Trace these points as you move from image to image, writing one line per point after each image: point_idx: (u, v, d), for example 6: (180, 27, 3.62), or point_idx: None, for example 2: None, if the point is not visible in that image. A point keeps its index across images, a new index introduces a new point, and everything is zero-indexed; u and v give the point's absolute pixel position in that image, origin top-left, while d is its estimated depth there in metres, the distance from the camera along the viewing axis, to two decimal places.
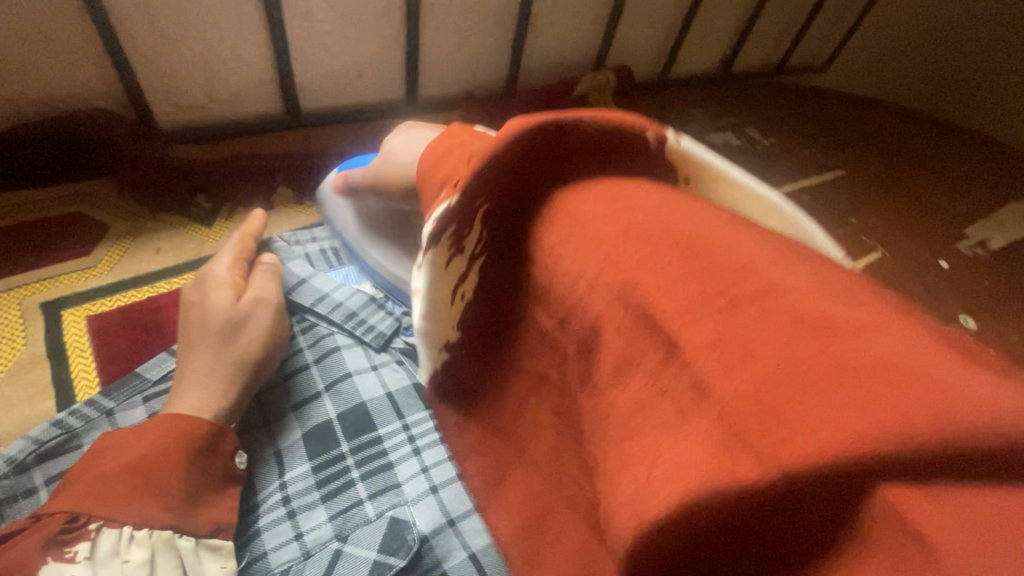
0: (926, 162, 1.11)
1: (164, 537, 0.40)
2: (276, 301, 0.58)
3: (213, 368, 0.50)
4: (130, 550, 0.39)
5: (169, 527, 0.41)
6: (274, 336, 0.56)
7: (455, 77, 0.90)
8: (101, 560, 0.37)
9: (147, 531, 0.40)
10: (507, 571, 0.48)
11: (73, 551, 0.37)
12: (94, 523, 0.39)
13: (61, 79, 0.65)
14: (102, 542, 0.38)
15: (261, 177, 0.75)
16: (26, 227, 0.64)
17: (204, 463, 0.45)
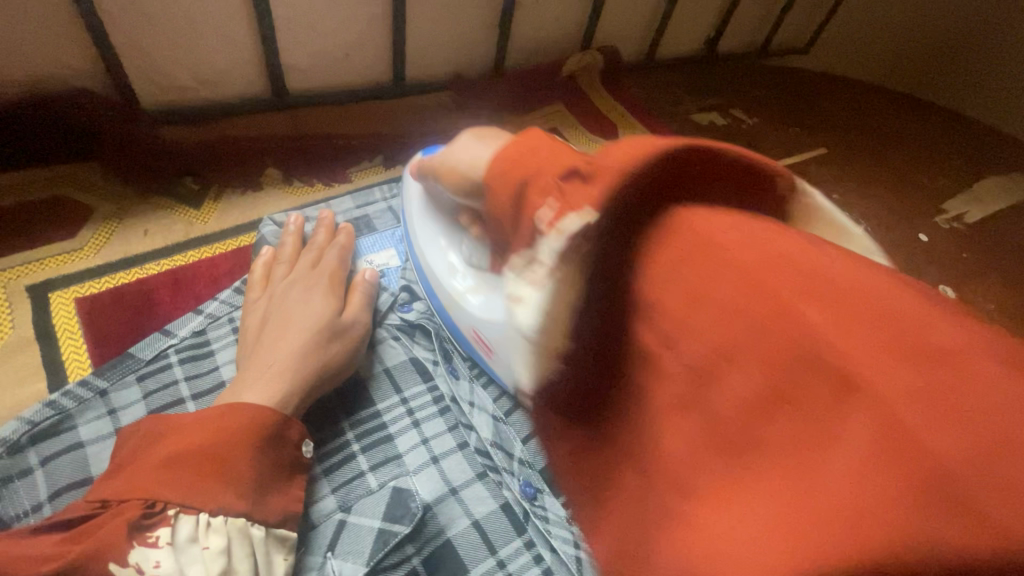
0: (910, 144, 1.15)
1: (238, 524, 0.40)
2: (364, 322, 0.57)
3: (298, 372, 0.49)
4: (208, 537, 0.39)
5: (242, 515, 0.40)
6: (356, 355, 0.55)
7: (442, 59, 0.90)
8: (182, 546, 0.38)
9: (224, 519, 0.40)
10: (509, 536, 0.50)
11: (155, 536, 0.38)
12: (171, 510, 0.38)
13: (40, 59, 0.63)
14: (181, 528, 0.38)
15: (251, 159, 0.75)
16: (10, 211, 0.63)
17: (274, 453, 0.44)
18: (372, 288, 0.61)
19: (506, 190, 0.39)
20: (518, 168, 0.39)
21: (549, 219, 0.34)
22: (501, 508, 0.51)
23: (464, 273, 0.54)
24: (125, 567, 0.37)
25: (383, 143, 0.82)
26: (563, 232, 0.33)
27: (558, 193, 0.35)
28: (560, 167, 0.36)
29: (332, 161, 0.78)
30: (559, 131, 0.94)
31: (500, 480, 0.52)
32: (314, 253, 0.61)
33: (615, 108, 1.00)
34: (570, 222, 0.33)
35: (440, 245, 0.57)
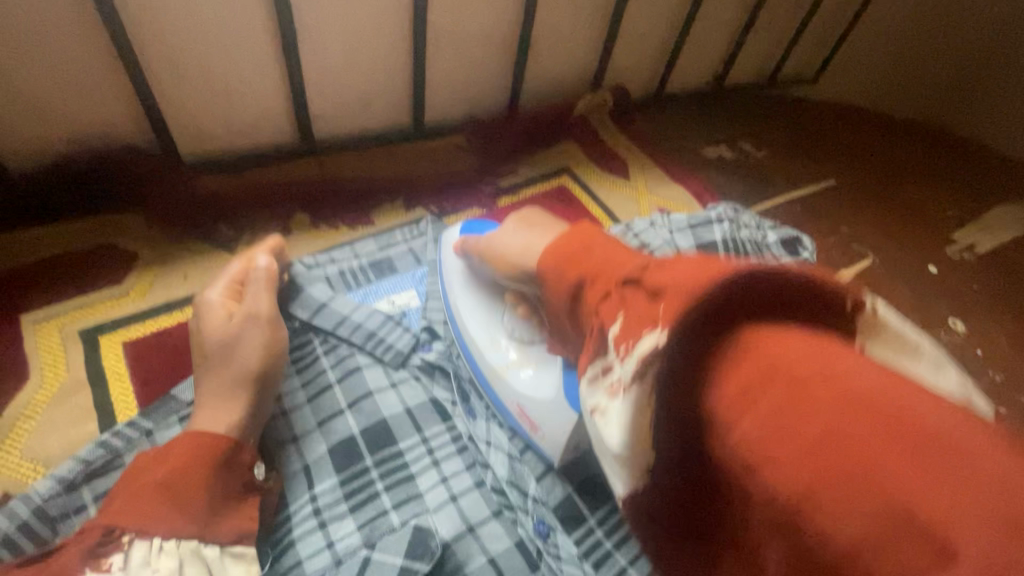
0: (923, 176, 1.16)
1: (190, 547, 0.45)
2: (265, 316, 0.58)
3: (220, 388, 0.53)
4: (161, 560, 0.43)
5: (194, 537, 0.45)
6: (270, 352, 0.57)
7: (461, 103, 0.95)
8: (134, 569, 0.41)
9: (175, 542, 0.44)
10: (524, 573, 0.52)
11: (108, 562, 0.41)
12: (126, 536, 0.43)
13: (92, 118, 0.69)
14: (133, 554, 0.42)
15: (281, 205, 0.79)
16: (65, 259, 0.68)
17: (225, 475, 0.49)
18: (273, 279, 0.62)
19: (564, 284, 0.45)
20: (580, 263, 0.44)
21: (620, 344, 0.36)
22: (516, 546, 0.54)
23: (508, 346, 0.59)
24: None
25: (403, 184, 0.87)
26: (634, 353, 0.34)
27: (622, 299, 0.38)
28: (624, 271, 0.40)
29: (356, 203, 0.83)
30: (571, 169, 0.98)
31: (514, 518, 0.55)
32: (260, 284, 0.60)
33: (626, 145, 1.04)
34: (644, 345, 0.33)
35: (481, 316, 0.61)
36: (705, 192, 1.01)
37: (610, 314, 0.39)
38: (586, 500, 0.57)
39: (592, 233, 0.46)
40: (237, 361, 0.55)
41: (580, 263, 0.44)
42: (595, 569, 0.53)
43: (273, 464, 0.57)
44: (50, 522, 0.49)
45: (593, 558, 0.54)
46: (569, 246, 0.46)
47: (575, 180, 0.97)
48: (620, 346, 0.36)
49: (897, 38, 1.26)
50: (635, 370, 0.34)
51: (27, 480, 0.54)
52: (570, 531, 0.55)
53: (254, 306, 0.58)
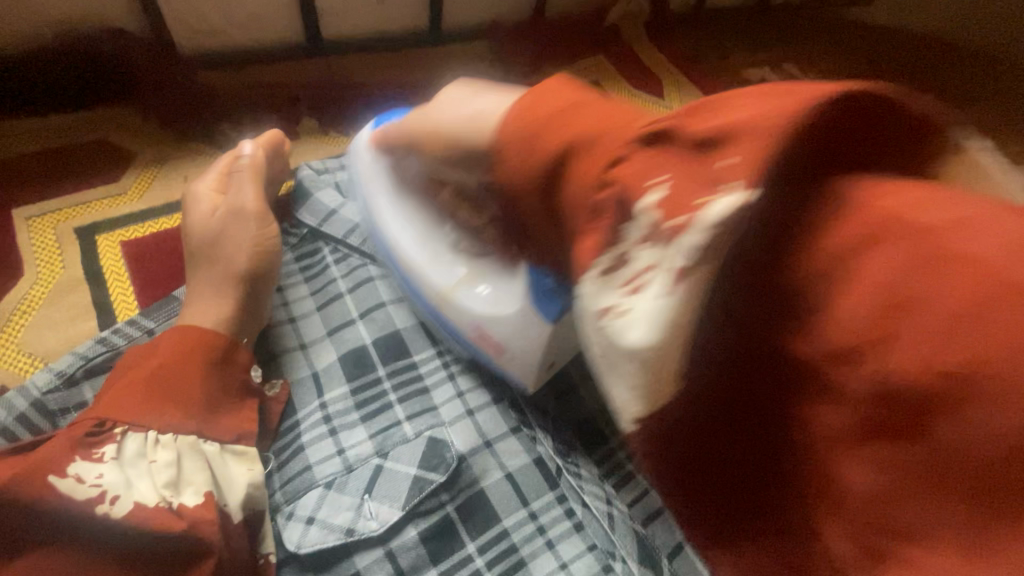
0: (986, 109, 1.06)
1: (188, 442, 0.43)
2: (251, 210, 0.54)
3: (209, 285, 0.51)
4: (156, 453, 0.41)
5: (192, 433, 0.43)
6: (261, 247, 0.53)
7: (483, 4, 0.86)
8: (129, 460, 0.40)
9: (171, 436, 0.42)
10: (542, 489, 0.50)
11: (100, 452, 0.40)
12: (119, 428, 0.41)
13: (79, 1, 0.63)
14: (128, 446, 0.41)
15: (286, 108, 0.73)
16: (56, 153, 0.63)
17: (222, 374, 0.47)
18: (260, 168, 0.58)
19: (535, 156, 0.30)
20: (556, 127, 0.30)
21: (657, 213, 0.24)
22: (534, 463, 0.51)
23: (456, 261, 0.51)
24: (65, 478, 0.38)
25: (419, 91, 0.80)
26: (701, 225, 0.22)
27: (629, 163, 0.26)
28: (631, 136, 0.27)
29: (368, 110, 0.76)
30: (601, 84, 0.89)
31: (534, 436, 0.52)
32: (249, 172, 0.57)
33: (661, 62, 0.95)
34: (717, 206, 0.22)
35: (416, 230, 0.52)
36: None
37: (634, 183, 0.25)
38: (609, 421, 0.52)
39: (559, 88, 0.32)
40: (225, 257, 0.52)
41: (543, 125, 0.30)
42: (618, 489, 0.50)
43: (280, 372, 0.54)
44: (49, 416, 0.47)
45: (614, 479, 0.50)
46: (541, 103, 0.31)
47: None
48: (665, 221, 0.24)
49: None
50: (693, 248, 0.23)
51: (22, 375, 0.51)
52: (591, 452, 0.52)
53: (239, 201, 0.55)
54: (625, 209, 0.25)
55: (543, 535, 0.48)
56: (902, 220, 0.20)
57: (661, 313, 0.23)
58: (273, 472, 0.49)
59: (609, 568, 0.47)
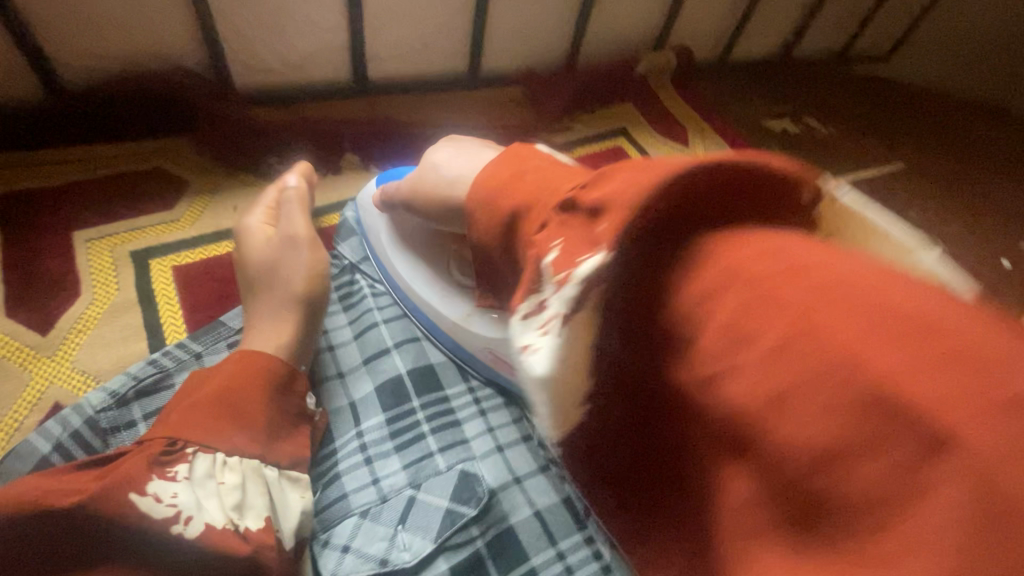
0: (1000, 165, 1.09)
1: (253, 465, 0.45)
2: (303, 238, 0.58)
3: (272, 311, 0.53)
4: (223, 475, 0.44)
5: (257, 456, 0.46)
6: (317, 275, 0.56)
7: (519, 52, 0.90)
8: (198, 480, 0.42)
9: (237, 459, 0.44)
10: (569, 529, 0.50)
11: (174, 471, 0.42)
12: (192, 448, 0.43)
13: (148, 37, 0.68)
14: (198, 466, 0.43)
15: (331, 143, 0.77)
16: (117, 179, 0.67)
17: (283, 403, 0.49)
18: (304, 201, 0.62)
19: (496, 217, 0.40)
20: (513, 194, 0.40)
21: (556, 268, 0.30)
22: (563, 501, 0.52)
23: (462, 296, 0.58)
24: (144, 496, 0.40)
25: (456, 131, 0.84)
26: (575, 277, 0.29)
27: (558, 223, 0.34)
28: (559, 197, 0.36)
29: (407, 148, 0.80)
30: (627, 130, 0.93)
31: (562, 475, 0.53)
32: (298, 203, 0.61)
33: (686, 110, 0.99)
34: (585, 263, 0.29)
35: (427, 272, 0.59)
36: None
37: (546, 243, 0.33)
38: None
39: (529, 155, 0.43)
40: (283, 284, 0.55)
41: (508, 178, 0.41)
42: None
43: (319, 399, 0.56)
44: (101, 435, 0.48)
45: None
46: (499, 175, 0.41)
47: (631, 141, 0.92)
48: (556, 273, 0.30)
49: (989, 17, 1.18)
50: (573, 295, 0.29)
51: (77, 394, 0.53)
52: None
53: (290, 231, 0.58)
54: (537, 266, 0.32)
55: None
56: (762, 280, 0.25)
57: (553, 348, 0.29)
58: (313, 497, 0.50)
59: None
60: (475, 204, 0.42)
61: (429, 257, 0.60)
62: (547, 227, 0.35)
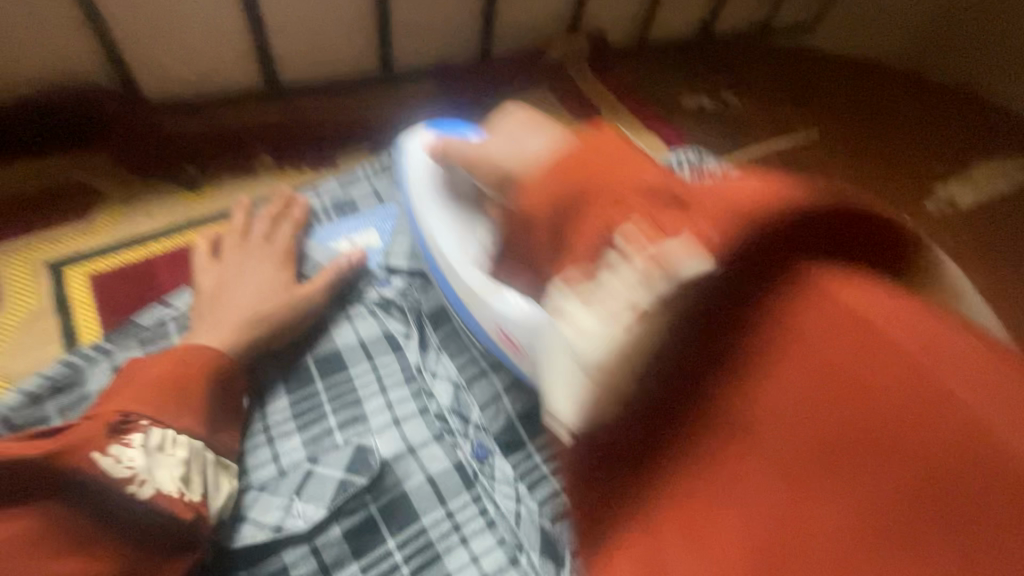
0: (916, 125, 1.14)
1: (197, 446, 0.50)
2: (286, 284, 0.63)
3: (225, 332, 0.57)
4: (175, 449, 0.48)
5: (201, 440, 0.50)
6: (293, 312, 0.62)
7: (432, 45, 0.93)
8: (151, 451, 0.46)
9: (185, 436, 0.49)
10: (459, 491, 0.56)
11: (129, 440, 0.45)
12: (144, 421, 0.47)
13: (52, 56, 0.71)
14: (152, 438, 0.47)
15: (247, 145, 0.80)
16: (32, 194, 0.71)
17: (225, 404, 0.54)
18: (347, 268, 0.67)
19: (547, 196, 0.41)
20: (576, 173, 0.41)
21: (633, 241, 0.35)
22: (453, 467, 0.57)
23: (479, 265, 0.58)
24: (103, 459, 0.43)
25: (368, 125, 0.87)
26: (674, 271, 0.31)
27: (621, 232, 0.36)
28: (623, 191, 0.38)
29: (320, 146, 0.84)
30: (543, 115, 0.96)
31: (454, 442, 0.59)
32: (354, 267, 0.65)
33: (600, 92, 1.02)
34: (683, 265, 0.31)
35: (455, 239, 0.60)
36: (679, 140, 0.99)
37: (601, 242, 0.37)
38: (527, 429, 0.59)
39: (603, 146, 0.43)
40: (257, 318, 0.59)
41: (577, 174, 0.41)
42: (529, 489, 0.57)
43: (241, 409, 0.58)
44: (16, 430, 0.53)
45: (528, 480, 0.57)
46: (575, 163, 0.41)
47: None
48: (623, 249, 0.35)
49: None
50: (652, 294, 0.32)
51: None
52: (508, 456, 0.58)
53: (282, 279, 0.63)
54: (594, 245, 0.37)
55: (457, 531, 0.54)
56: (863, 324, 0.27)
57: (597, 328, 0.33)
58: (253, 468, 0.55)
59: (515, 560, 0.53)
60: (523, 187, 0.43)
61: (460, 226, 0.61)
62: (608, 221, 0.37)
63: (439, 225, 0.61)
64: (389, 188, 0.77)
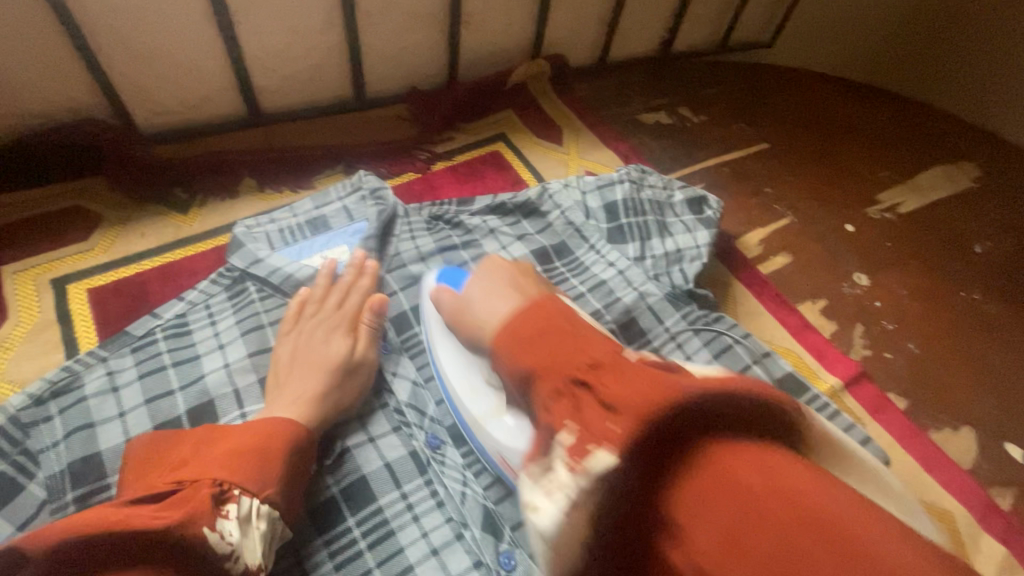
0: (863, 135, 1.21)
1: (273, 514, 0.50)
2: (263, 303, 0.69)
3: None
4: (259, 521, 0.49)
5: (276, 508, 0.51)
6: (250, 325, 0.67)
7: (402, 72, 1.01)
8: (243, 521, 0.47)
9: (269, 508, 0.50)
10: (413, 475, 0.64)
11: (227, 510, 0.47)
12: (236, 490, 0.48)
13: (55, 96, 0.79)
14: (243, 504, 0.48)
15: (230, 169, 0.88)
16: (38, 219, 0.79)
17: None
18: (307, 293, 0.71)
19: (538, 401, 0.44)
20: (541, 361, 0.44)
21: (571, 456, 0.38)
22: (409, 453, 0.65)
23: (484, 395, 0.61)
24: (211, 532, 0.44)
25: (341, 148, 0.95)
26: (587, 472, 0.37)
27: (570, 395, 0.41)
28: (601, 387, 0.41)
29: (297, 169, 0.91)
30: (506, 135, 1.04)
31: (410, 433, 0.66)
32: (340, 292, 0.72)
33: (562, 112, 1.10)
34: (596, 463, 0.36)
35: (459, 360, 0.64)
36: (634, 156, 1.07)
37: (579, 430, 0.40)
38: None
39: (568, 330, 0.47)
40: None
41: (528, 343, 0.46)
42: (475, 475, 0.64)
43: (214, 409, 0.66)
44: (22, 427, 0.60)
45: (475, 467, 0.65)
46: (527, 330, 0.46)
47: (509, 145, 1.03)
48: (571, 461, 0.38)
49: (853, 4, 1.32)
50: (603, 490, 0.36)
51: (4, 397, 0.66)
52: (458, 447, 0.66)
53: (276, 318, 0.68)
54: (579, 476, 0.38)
55: (411, 510, 0.61)
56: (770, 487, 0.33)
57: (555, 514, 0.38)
58: None
59: (460, 535, 0.60)
60: (494, 345, 0.48)
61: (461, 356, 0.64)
62: (563, 401, 0.41)
63: (444, 355, 0.65)
64: (359, 206, 0.84)
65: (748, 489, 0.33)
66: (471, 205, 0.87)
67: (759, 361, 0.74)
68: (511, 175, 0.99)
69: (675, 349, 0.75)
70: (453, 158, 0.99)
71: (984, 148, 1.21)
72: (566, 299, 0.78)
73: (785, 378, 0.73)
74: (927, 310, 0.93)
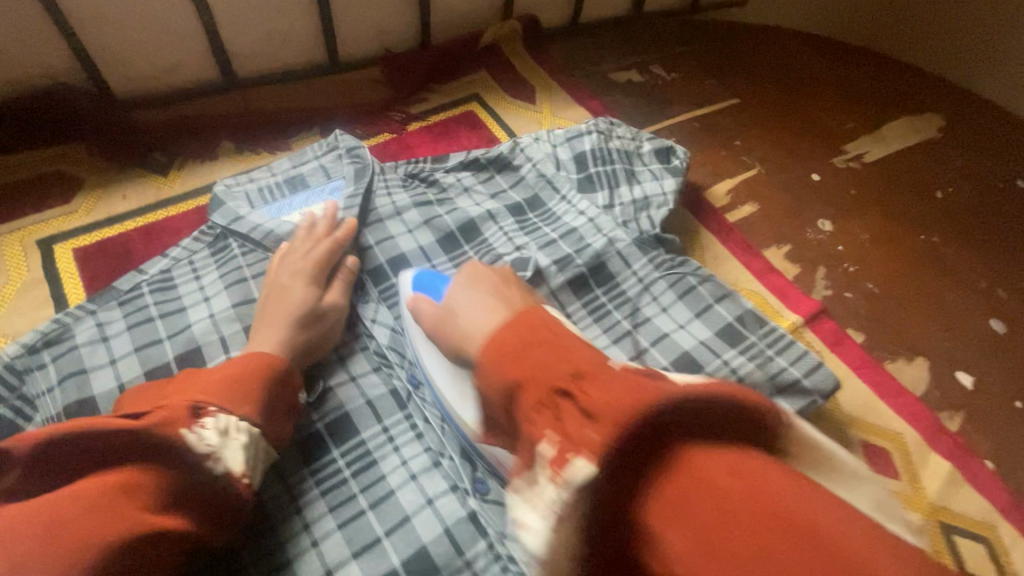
0: (831, 88, 1.24)
1: (251, 430, 0.53)
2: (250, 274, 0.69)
3: None
4: (239, 434, 0.52)
5: (255, 425, 0.54)
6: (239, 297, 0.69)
7: (375, 34, 1.02)
8: (221, 433, 0.51)
9: (248, 424, 0.53)
10: (393, 410, 0.68)
11: (204, 421, 0.50)
12: (212, 407, 0.52)
13: (30, 64, 0.81)
14: (221, 419, 0.51)
15: (208, 133, 0.90)
16: (21, 184, 0.81)
17: None
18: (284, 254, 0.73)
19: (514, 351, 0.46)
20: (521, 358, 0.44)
21: (553, 466, 0.35)
22: (389, 391, 0.69)
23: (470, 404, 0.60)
24: (184, 435, 0.48)
25: (316, 110, 0.97)
26: (568, 483, 0.34)
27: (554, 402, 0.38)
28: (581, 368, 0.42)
29: (274, 132, 0.93)
30: (480, 95, 1.06)
31: (390, 372, 0.70)
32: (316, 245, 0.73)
33: (536, 72, 1.11)
34: (576, 472, 0.34)
35: (441, 365, 0.63)
36: (606, 113, 1.09)
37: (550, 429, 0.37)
38: None
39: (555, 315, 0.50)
40: None
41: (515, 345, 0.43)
42: None
43: (201, 355, 0.69)
44: (17, 373, 0.64)
45: None
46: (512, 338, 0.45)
47: (482, 104, 1.05)
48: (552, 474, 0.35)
49: None
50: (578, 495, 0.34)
51: None
52: None
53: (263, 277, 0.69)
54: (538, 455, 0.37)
55: (391, 441, 0.66)
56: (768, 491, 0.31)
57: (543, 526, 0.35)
58: None
59: (438, 462, 0.64)
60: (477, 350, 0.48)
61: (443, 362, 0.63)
62: (546, 411, 0.38)
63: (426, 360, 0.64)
64: (336, 164, 0.86)
65: (724, 487, 0.32)
66: (445, 161, 0.89)
67: (720, 300, 0.78)
68: (485, 133, 1.02)
69: (643, 290, 0.79)
70: (428, 119, 1.01)
71: (949, 98, 1.24)
72: (538, 246, 0.81)
73: (747, 314, 0.76)
74: (888, 253, 0.97)
